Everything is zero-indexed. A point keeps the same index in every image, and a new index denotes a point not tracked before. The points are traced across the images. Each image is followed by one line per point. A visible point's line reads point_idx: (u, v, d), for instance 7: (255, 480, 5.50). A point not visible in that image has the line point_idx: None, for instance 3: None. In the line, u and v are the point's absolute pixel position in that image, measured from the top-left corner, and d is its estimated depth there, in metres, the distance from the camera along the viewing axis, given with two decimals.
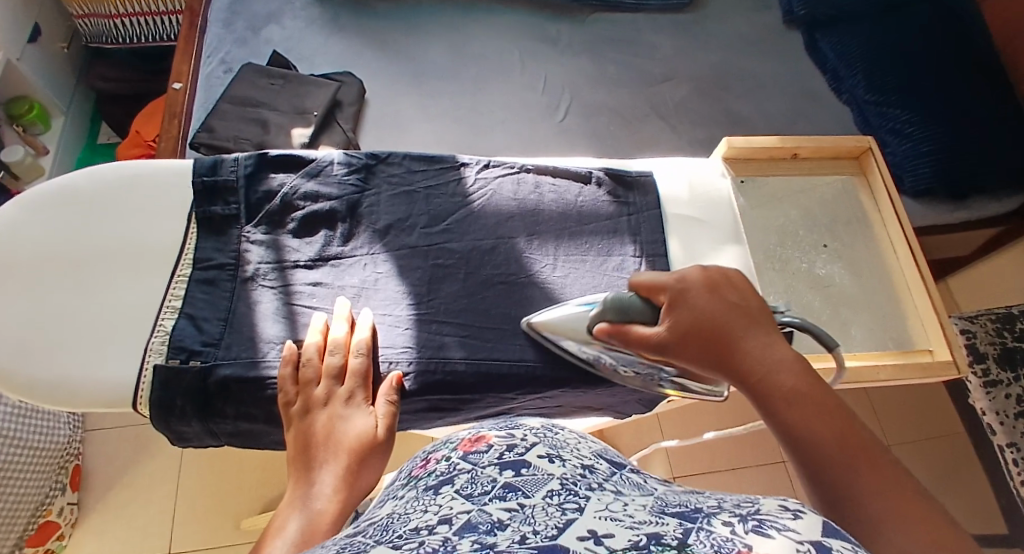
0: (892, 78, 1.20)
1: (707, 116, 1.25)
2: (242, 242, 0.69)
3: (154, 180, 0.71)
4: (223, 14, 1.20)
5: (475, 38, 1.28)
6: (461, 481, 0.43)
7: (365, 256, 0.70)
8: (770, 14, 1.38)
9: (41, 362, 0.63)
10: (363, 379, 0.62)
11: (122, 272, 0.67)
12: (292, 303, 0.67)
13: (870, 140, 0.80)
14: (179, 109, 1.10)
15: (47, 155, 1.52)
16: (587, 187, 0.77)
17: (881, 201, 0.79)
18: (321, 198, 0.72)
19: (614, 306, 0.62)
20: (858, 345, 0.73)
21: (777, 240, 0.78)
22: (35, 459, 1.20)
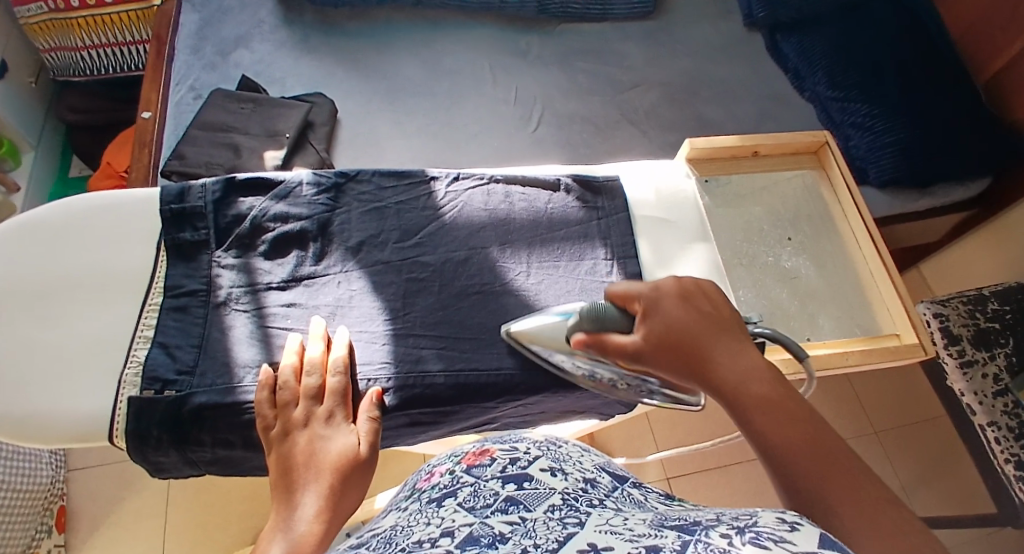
0: (852, 74, 1.22)
1: (677, 120, 1.27)
2: (213, 267, 0.68)
3: (122, 209, 0.70)
4: (190, 41, 1.21)
5: (445, 54, 1.29)
6: (465, 494, 0.48)
7: (338, 274, 0.70)
8: (732, 17, 1.40)
9: (11, 400, 0.62)
10: (342, 397, 0.61)
11: (92, 304, 0.66)
12: (267, 326, 0.66)
13: (825, 134, 0.81)
14: (149, 138, 1.09)
15: (18, 192, 1.50)
16: (556, 195, 0.77)
17: (842, 195, 0.80)
18: (291, 219, 0.71)
19: (592, 315, 0.60)
20: (828, 335, 0.73)
21: (742, 235, 0.78)
22: (19, 501, 1.19)
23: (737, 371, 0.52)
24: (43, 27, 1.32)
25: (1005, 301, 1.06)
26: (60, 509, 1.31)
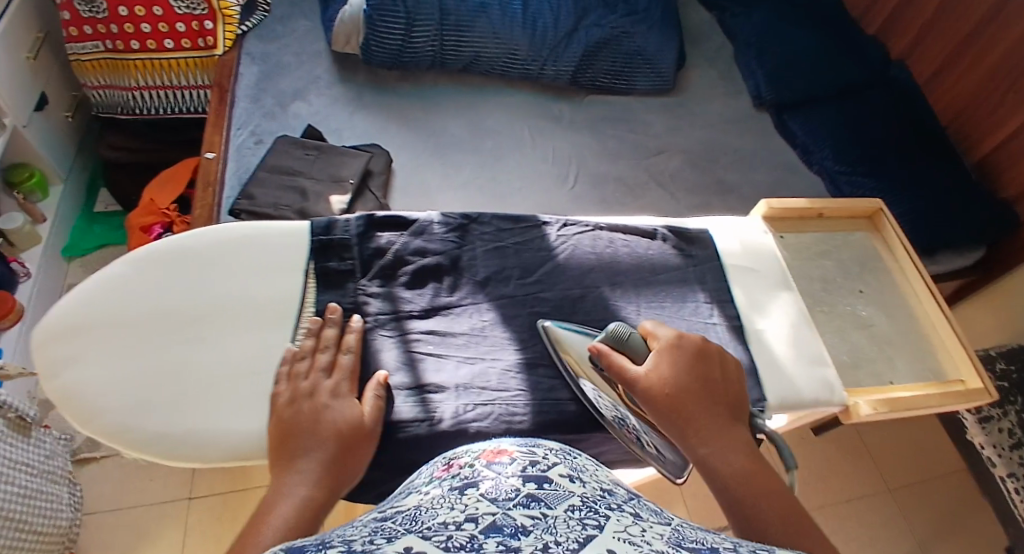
0: (856, 153, 1.35)
1: (699, 185, 1.36)
2: (360, 294, 0.74)
3: (270, 240, 0.76)
4: (251, 91, 1.29)
5: (488, 115, 1.39)
6: (488, 484, 0.43)
7: (470, 306, 0.76)
8: (741, 98, 1.51)
9: (166, 415, 0.65)
10: (349, 374, 0.66)
11: (245, 327, 0.71)
12: (411, 351, 0.71)
13: (880, 201, 0.90)
14: (213, 178, 1.13)
15: (45, 223, 1.49)
16: (653, 242, 0.82)
17: (898, 254, 0.88)
18: (427, 255, 0.78)
19: (613, 334, 0.67)
20: (903, 378, 0.80)
21: (821, 286, 0.84)
22: (37, 543, 1.11)
23: (723, 427, 0.62)
24: (95, 65, 1.37)
25: (1011, 361, 1.19)
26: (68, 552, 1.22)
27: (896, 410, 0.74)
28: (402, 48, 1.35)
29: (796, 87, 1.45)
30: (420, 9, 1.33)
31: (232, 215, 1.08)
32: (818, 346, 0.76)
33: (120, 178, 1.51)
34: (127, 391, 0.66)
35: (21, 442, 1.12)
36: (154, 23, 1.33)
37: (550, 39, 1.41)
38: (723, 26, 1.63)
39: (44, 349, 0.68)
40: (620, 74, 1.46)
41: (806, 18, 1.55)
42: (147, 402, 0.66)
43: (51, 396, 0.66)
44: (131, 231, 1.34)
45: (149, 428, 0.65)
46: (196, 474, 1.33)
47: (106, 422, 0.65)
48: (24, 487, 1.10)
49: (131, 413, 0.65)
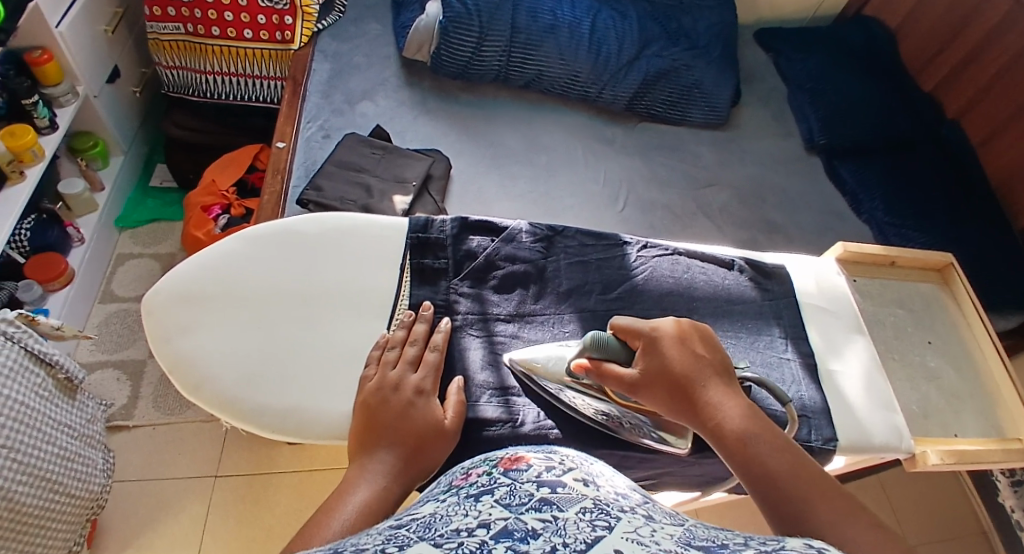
0: (907, 206, 1.35)
1: (747, 221, 1.35)
2: (451, 293, 0.76)
3: (371, 232, 0.78)
4: (322, 86, 1.33)
5: (545, 132, 1.40)
6: (502, 492, 0.45)
7: (553, 316, 0.77)
8: (792, 140, 1.50)
9: (268, 390, 0.68)
10: (435, 370, 0.68)
11: (345, 313, 0.73)
12: (497, 352, 0.73)
13: (950, 256, 0.91)
14: (283, 167, 1.18)
15: (102, 193, 1.51)
16: (729, 273, 0.84)
17: (966, 309, 0.89)
18: (516, 262, 0.80)
19: (593, 343, 0.65)
20: (970, 431, 0.80)
21: (892, 333, 0.86)
22: (69, 506, 1.08)
23: (726, 409, 0.60)
24: (173, 46, 1.41)
25: None
26: (93, 520, 1.18)
27: (962, 462, 0.75)
28: (471, 60, 1.38)
29: (853, 135, 1.45)
30: (493, 25, 1.36)
31: (300, 205, 1.11)
32: (889, 394, 0.77)
33: (181, 157, 1.54)
34: (231, 363, 0.69)
35: (65, 403, 1.10)
36: (236, 13, 1.37)
37: (612, 66, 1.43)
38: (778, 69, 1.62)
39: (159, 314, 0.72)
40: (676, 105, 1.47)
41: (863, 70, 1.56)
42: (251, 375, 0.69)
43: (162, 360, 0.70)
44: (190, 210, 1.38)
45: (252, 401, 0.68)
46: (224, 453, 1.32)
47: (214, 390, 0.68)
48: (63, 449, 1.07)
49: (237, 385, 0.68)
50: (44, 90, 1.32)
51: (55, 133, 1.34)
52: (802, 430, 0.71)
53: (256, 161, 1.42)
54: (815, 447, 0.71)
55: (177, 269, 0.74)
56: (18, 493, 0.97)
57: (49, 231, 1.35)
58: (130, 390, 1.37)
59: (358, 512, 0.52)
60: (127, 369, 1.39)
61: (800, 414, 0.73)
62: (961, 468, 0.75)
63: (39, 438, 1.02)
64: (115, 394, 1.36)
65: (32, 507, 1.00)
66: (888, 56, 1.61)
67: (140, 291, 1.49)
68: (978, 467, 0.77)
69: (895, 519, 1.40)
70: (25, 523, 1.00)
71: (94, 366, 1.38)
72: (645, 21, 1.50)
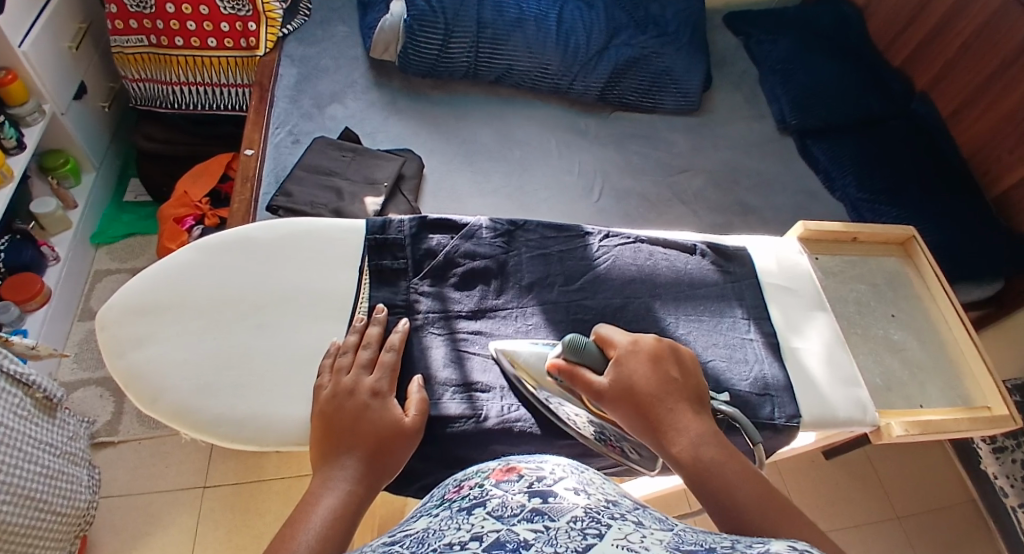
0: (879, 181, 1.35)
1: (722, 205, 1.35)
2: (412, 292, 0.76)
3: (328, 236, 0.79)
4: (290, 91, 1.33)
5: (517, 126, 1.40)
6: (494, 504, 0.46)
7: (515, 310, 0.78)
8: (766, 122, 1.51)
9: (224, 399, 0.68)
10: (390, 370, 0.67)
11: (301, 317, 0.73)
12: (459, 348, 0.74)
13: (913, 228, 0.92)
14: (252, 174, 1.17)
15: (75, 210, 1.50)
16: (692, 257, 0.84)
17: (930, 281, 0.90)
18: (475, 259, 0.80)
19: (572, 347, 0.66)
20: (936, 403, 0.81)
21: (855, 309, 0.87)
22: (54, 525, 1.07)
23: (687, 433, 0.60)
24: (138, 59, 1.41)
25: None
26: (83, 537, 1.18)
27: (926, 432, 0.76)
28: (438, 57, 1.38)
29: (825, 114, 1.45)
30: (458, 21, 1.36)
31: (270, 211, 1.12)
32: (852, 367, 0.77)
33: (153, 169, 1.53)
34: (188, 374, 0.69)
35: (45, 421, 1.09)
36: (199, 22, 1.37)
37: (580, 57, 1.42)
38: (749, 52, 1.62)
39: (112, 329, 0.71)
40: (647, 93, 1.46)
41: (833, 48, 1.56)
42: (208, 384, 0.69)
43: (118, 374, 0.70)
44: (163, 222, 1.37)
45: (210, 411, 0.68)
46: (212, 463, 1.32)
47: (170, 402, 0.68)
48: (47, 468, 1.06)
49: (193, 396, 0.68)
50: (9, 110, 1.31)
51: (23, 152, 1.33)
52: (766, 409, 0.72)
53: (227, 170, 1.42)
54: (779, 425, 0.71)
55: (132, 283, 0.74)
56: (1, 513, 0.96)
57: (23, 250, 1.34)
58: (114, 406, 1.36)
59: (325, 518, 0.53)
60: (110, 385, 1.39)
61: (764, 393, 0.73)
62: (926, 438, 0.76)
63: (20, 458, 1.01)
64: (99, 410, 1.35)
65: (17, 527, 0.99)
66: (858, 34, 1.60)
67: None
68: (945, 436, 0.77)
69: (884, 493, 1.41)
70: (10, 543, 0.99)
71: (76, 384, 1.38)
72: (612, 11, 1.50)
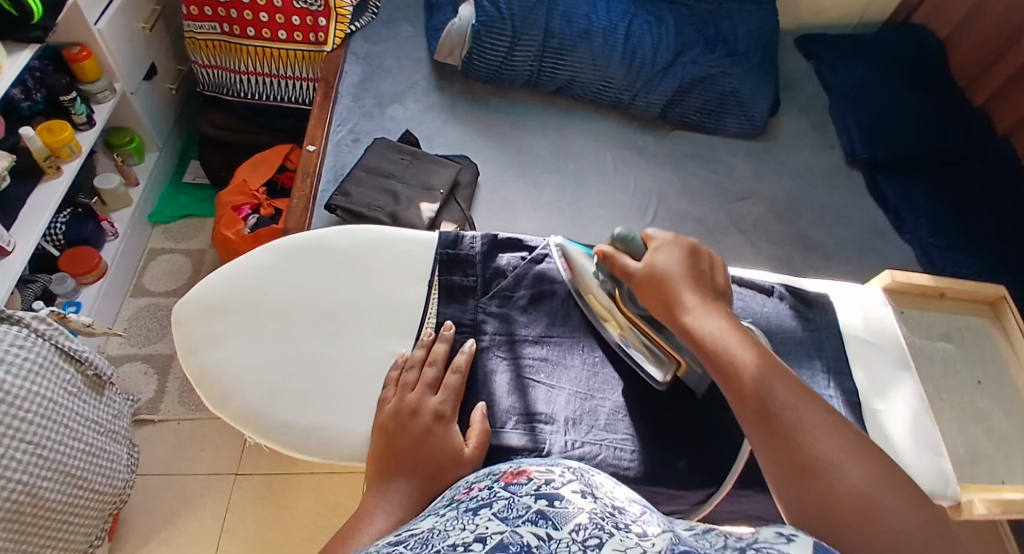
0: (952, 226, 1.29)
1: (782, 237, 1.30)
2: (479, 312, 0.75)
3: (400, 245, 0.78)
4: (353, 89, 1.33)
5: (575, 139, 1.38)
6: (500, 505, 0.42)
7: (582, 338, 0.76)
8: (833, 152, 1.45)
9: (291, 407, 0.68)
10: (456, 393, 0.66)
11: (371, 327, 0.72)
12: (523, 376, 0.72)
13: (1005, 288, 0.87)
14: (313, 170, 1.19)
15: (136, 187, 1.52)
16: (769, 299, 0.80)
17: (1019, 347, 0.85)
18: (544, 282, 0.78)
19: (621, 238, 0.71)
20: (1019, 479, 0.77)
21: (939, 371, 0.82)
22: (92, 502, 1.08)
23: (705, 314, 0.61)
24: (208, 46, 1.43)
25: None
26: (116, 515, 1.19)
27: (1009, 511, 0.71)
28: (502, 64, 1.36)
29: (897, 149, 1.38)
30: (526, 29, 1.34)
31: (328, 209, 1.11)
32: (937, 436, 0.73)
33: (213, 155, 1.55)
34: (258, 378, 0.69)
35: (92, 398, 1.11)
36: (271, 14, 1.37)
37: (646, 72, 1.39)
38: (820, 77, 1.56)
39: (186, 326, 0.71)
40: (711, 113, 1.42)
41: (911, 79, 1.50)
42: (276, 391, 0.68)
43: (188, 371, 0.70)
44: (219, 209, 1.39)
45: (276, 418, 0.67)
46: (245, 452, 1.33)
47: (239, 405, 0.67)
48: (90, 445, 1.07)
49: (261, 402, 0.67)
50: (80, 86, 1.33)
51: (92, 129, 1.35)
52: None
53: (286, 161, 1.43)
54: None
55: (207, 280, 0.74)
56: (42, 488, 0.97)
57: (84, 225, 1.37)
58: (157, 384, 1.38)
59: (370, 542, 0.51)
60: (154, 364, 1.40)
61: None
62: (1008, 518, 0.71)
63: (65, 434, 1.02)
64: (142, 387, 1.37)
65: (55, 503, 1.00)
66: (937, 66, 1.54)
67: (170, 286, 1.51)
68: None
69: None
70: (48, 518, 1.00)
71: (123, 359, 1.40)
72: (682, 27, 1.46)
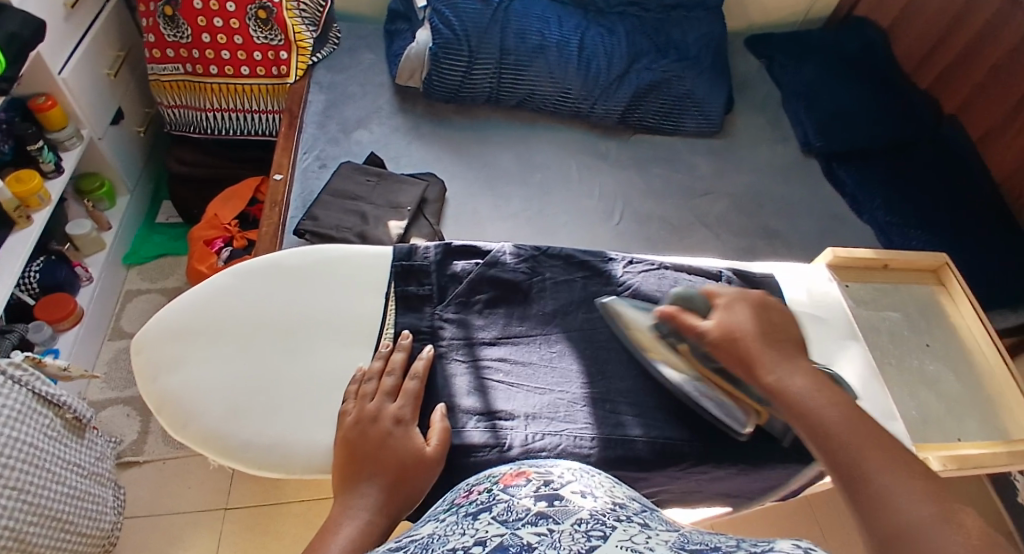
0: (907, 206, 1.33)
1: (746, 229, 1.33)
2: (435, 320, 0.77)
3: (356, 261, 0.80)
4: (318, 117, 1.36)
5: (538, 149, 1.41)
6: (499, 508, 0.45)
7: (538, 337, 0.78)
8: (790, 144, 1.49)
9: (253, 425, 0.69)
10: (413, 398, 0.68)
11: (328, 343, 0.74)
12: (483, 377, 0.74)
13: (947, 256, 0.90)
14: (280, 198, 1.20)
15: (110, 231, 1.54)
16: (718, 285, 0.84)
17: (965, 309, 0.89)
18: (500, 285, 0.81)
19: (683, 297, 0.71)
20: (972, 436, 0.80)
21: (888, 339, 0.85)
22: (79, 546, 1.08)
23: (787, 370, 0.62)
24: (174, 86, 1.45)
25: None
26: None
27: (964, 467, 0.75)
28: (461, 83, 1.40)
29: (848, 136, 1.43)
30: (481, 48, 1.38)
31: (297, 234, 1.13)
32: (888, 401, 0.76)
33: (184, 192, 1.57)
34: (219, 399, 0.70)
35: (74, 441, 1.11)
36: (233, 51, 1.40)
37: (601, 81, 1.43)
38: (771, 75, 1.61)
39: (147, 354, 0.73)
40: (668, 116, 1.46)
41: (857, 71, 1.55)
42: (237, 411, 0.70)
43: (150, 398, 0.71)
44: (193, 243, 1.40)
45: (239, 437, 0.69)
46: (232, 484, 1.33)
47: (201, 427, 0.69)
48: (75, 488, 1.08)
49: (222, 422, 0.69)
50: (48, 134, 1.35)
51: (62, 176, 1.37)
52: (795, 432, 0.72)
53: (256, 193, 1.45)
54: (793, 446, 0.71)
55: (167, 307, 0.75)
56: (29, 535, 0.97)
57: (58, 270, 1.37)
58: (140, 425, 1.38)
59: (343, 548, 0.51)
60: (136, 405, 1.41)
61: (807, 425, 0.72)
62: (964, 473, 0.75)
63: (47, 478, 1.02)
64: (125, 430, 1.37)
65: (41, 548, 0.99)
66: (881, 54, 1.59)
67: None
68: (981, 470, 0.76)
69: None
70: None
71: (105, 403, 1.40)
72: (633, 36, 1.50)
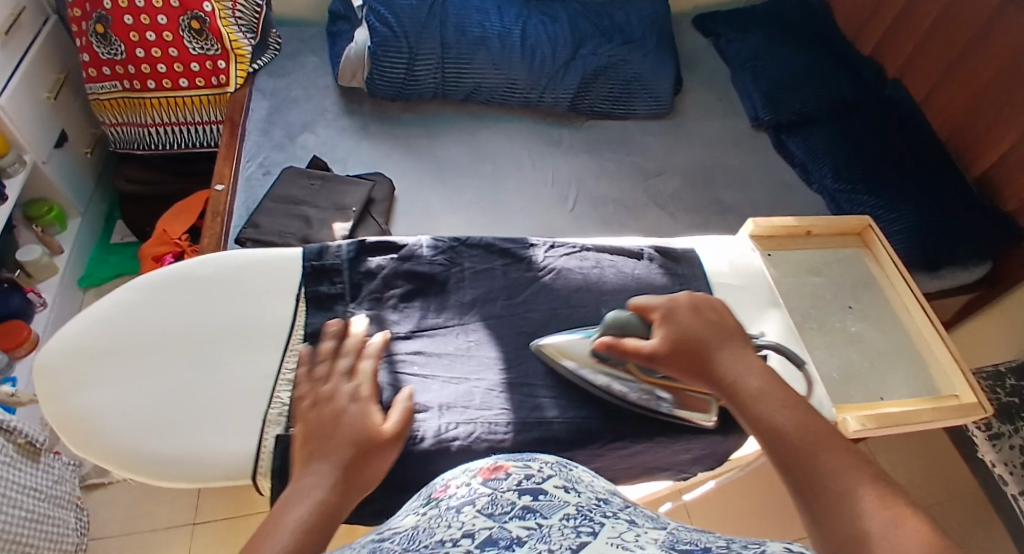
0: (857, 171, 1.31)
1: (697, 205, 1.33)
2: (348, 315, 0.79)
3: (264, 266, 0.81)
4: (261, 124, 1.35)
5: (488, 141, 1.40)
6: (484, 501, 0.38)
7: (455, 327, 0.80)
8: (740, 119, 1.50)
9: (164, 438, 0.69)
10: (372, 378, 0.67)
11: (235, 349, 0.74)
12: (397, 372, 0.74)
13: (870, 218, 0.93)
14: (222, 208, 1.19)
15: (62, 255, 1.53)
16: (639, 262, 0.87)
17: (889, 270, 0.91)
18: (415, 277, 0.83)
19: (614, 321, 0.71)
20: (897, 394, 0.82)
21: (811, 304, 0.87)
22: None
23: (741, 371, 0.63)
24: (115, 104, 1.43)
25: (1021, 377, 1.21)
26: None
27: (886, 425, 0.76)
28: (405, 81, 1.39)
29: (796, 106, 1.43)
30: (421, 44, 1.37)
31: (239, 243, 1.12)
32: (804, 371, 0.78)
33: (137, 210, 1.56)
34: (125, 415, 0.70)
35: (29, 467, 1.10)
36: (170, 65, 1.38)
37: (547, 68, 1.42)
38: (719, 52, 1.61)
39: (50, 375, 0.71)
40: (618, 100, 1.46)
41: (805, 41, 1.55)
42: (144, 424, 0.69)
43: (54, 419, 0.70)
44: (144, 261, 1.39)
45: (148, 450, 0.68)
46: (201, 499, 1.32)
47: (108, 443, 0.68)
48: (33, 511, 1.08)
49: (129, 437, 0.68)
50: None
51: (5, 203, 1.35)
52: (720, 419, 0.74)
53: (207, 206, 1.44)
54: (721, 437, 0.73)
55: (69, 327, 0.75)
56: None
57: (11, 298, 1.36)
58: None
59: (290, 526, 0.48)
60: None
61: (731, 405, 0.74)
62: (889, 430, 0.76)
63: (3, 503, 1.02)
64: None
65: None
66: (827, 24, 1.59)
67: None
68: (906, 428, 0.78)
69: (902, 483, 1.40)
70: None
71: None
72: (576, 21, 1.49)
